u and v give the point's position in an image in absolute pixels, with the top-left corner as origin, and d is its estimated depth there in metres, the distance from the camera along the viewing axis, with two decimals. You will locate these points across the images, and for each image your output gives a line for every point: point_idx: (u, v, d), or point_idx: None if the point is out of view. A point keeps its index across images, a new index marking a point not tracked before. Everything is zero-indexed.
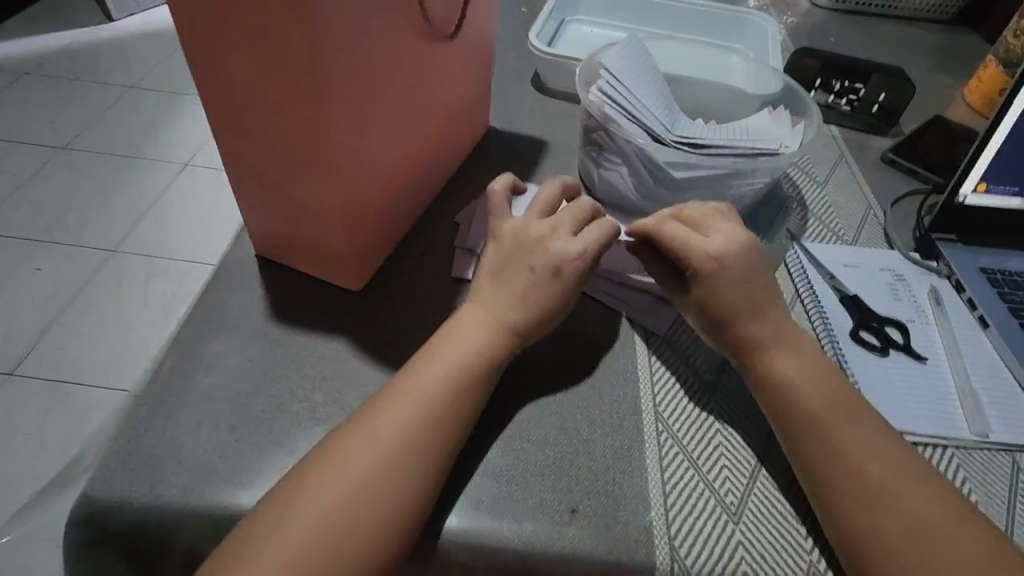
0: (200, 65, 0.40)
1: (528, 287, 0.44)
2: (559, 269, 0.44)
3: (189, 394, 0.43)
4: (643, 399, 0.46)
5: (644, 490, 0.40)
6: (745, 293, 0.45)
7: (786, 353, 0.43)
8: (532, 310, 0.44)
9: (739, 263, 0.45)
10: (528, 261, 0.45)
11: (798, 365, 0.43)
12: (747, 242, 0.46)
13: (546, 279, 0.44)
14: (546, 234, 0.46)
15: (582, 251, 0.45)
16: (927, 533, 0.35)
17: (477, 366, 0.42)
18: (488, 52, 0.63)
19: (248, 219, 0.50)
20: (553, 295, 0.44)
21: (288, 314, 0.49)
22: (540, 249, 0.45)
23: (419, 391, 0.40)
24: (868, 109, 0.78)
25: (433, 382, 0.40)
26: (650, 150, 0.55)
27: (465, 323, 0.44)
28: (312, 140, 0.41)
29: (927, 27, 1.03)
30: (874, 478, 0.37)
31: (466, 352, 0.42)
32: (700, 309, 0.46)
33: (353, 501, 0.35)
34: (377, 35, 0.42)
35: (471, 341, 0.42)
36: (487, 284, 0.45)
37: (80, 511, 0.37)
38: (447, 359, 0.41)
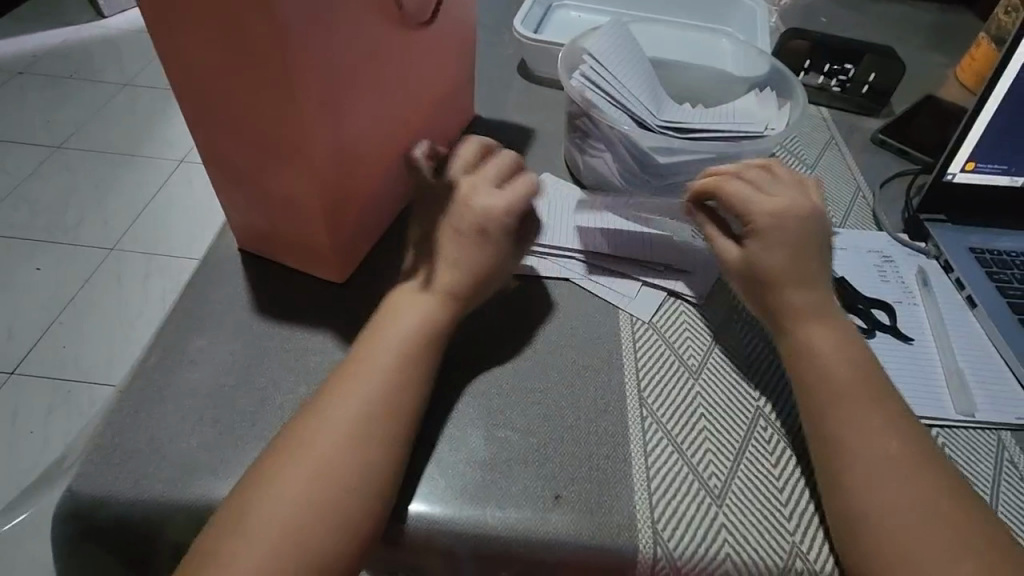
0: (169, 57, 0.40)
1: (460, 250, 0.45)
2: (484, 226, 0.45)
3: (173, 389, 0.43)
4: (627, 385, 0.46)
5: (628, 475, 0.41)
6: (796, 259, 0.46)
7: (822, 327, 0.44)
8: (467, 274, 0.45)
9: (791, 224, 0.47)
10: (453, 224, 0.46)
11: (834, 344, 0.43)
12: (801, 206, 0.48)
13: (473, 237, 0.45)
14: (468, 192, 0.47)
15: (504, 206, 0.46)
16: (917, 520, 0.36)
17: (428, 333, 0.42)
18: (469, 39, 0.62)
19: (230, 214, 0.50)
20: (485, 253, 0.45)
21: (273, 307, 0.49)
22: (462, 209, 0.46)
23: (377, 365, 0.40)
24: (858, 90, 0.78)
25: (389, 355, 0.40)
26: (635, 136, 0.55)
27: (407, 296, 0.44)
28: (286, 131, 0.41)
29: (921, 6, 1.02)
30: (873, 462, 0.38)
31: (415, 320, 0.42)
32: (748, 268, 0.47)
33: (334, 491, 0.35)
34: (350, 25, 0.41)
35: (416, 309, 0.43)
36: (426, 257, 0.46)
37: (67, 507, 0.38)
38: (396, 328, 0.42)
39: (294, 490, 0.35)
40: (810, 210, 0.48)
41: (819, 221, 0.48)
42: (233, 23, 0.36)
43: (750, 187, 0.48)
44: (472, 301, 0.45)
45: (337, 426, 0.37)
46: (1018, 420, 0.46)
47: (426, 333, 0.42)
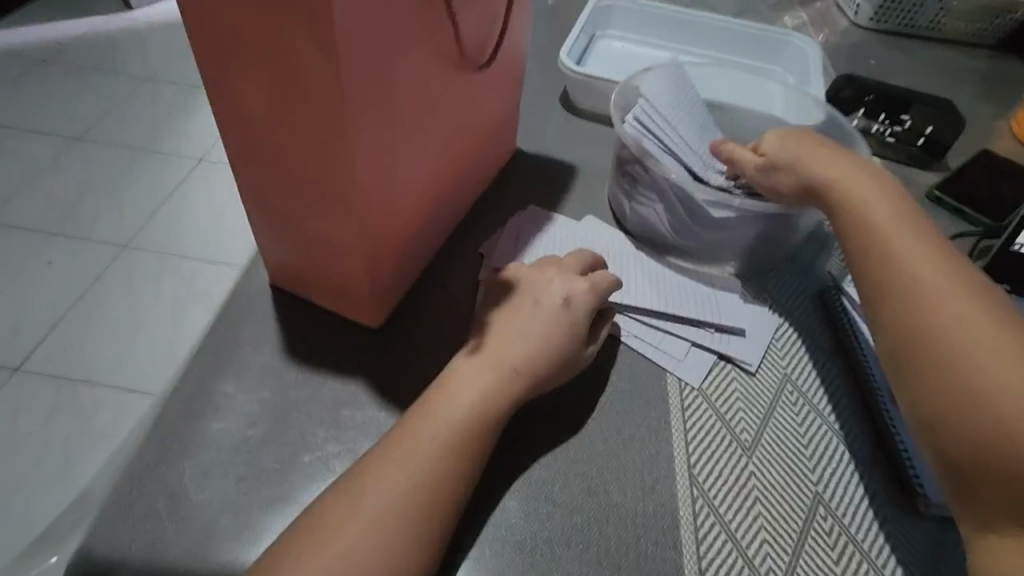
0: (217, 89, 0.38)
1: (531, 323, 0.44)
2: (568, 301, 0.45)
3: (195, 438, 0.40)
4: (676, 459, 0.43)
5: (678, 566, 0.38)
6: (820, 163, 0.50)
7: (863, 187, 0.48)
8: (547, 350, 0.43)
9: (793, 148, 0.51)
10: (534, 295, 0.45)
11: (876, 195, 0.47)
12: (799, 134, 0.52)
13: (556, 312, 0.44)
14: (547, 268, 0.47)
15: (589, 287, 0.46)
16: (960, 331, 0.39)
17: (489, 410, 0.40)
18: (518, 71, 0.59)
19: (263, 248, 0.47)
20: (559, 325, 0.44)
21: (304, 351, 0.46)
22: (545, 284, 0.46)
23: (422, 443, 0.37)
24: (912, 140, 0.74)
25: (439, 430, 0.38)
26: (690, 189, 0.52)
27: (469, 365, 0.42)
28: (332, 174, 0.39)
29: (971, 52, 0.99)
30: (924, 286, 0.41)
31: (481, 389, 0.40)
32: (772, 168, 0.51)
33: (359, 573, 0.33)
34: (408, 69, 0.40)
35: (476, 380, 0.41)
36: (500, 328, 0.44)
37: (76, 567, 0.35)
38: (450, 406, 0.39)
39: (319, 570, 0.33)
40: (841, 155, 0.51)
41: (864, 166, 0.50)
42: (287, 65, 0.34)
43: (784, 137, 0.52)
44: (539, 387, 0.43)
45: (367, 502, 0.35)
46: None
47: (483, 412, 0.39)
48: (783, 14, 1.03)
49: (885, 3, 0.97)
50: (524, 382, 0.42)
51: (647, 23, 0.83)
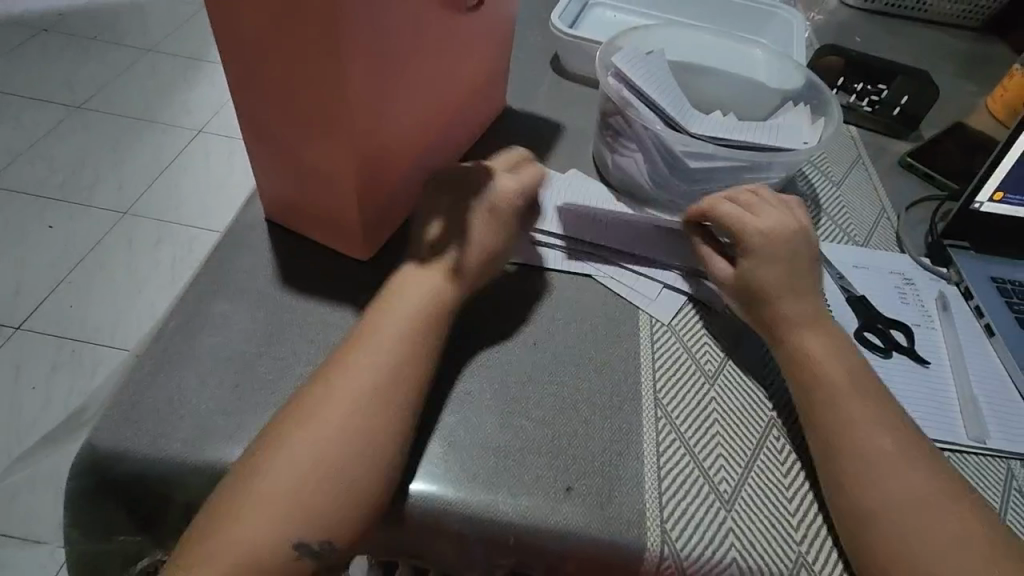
0: (221, 19, 0.40)
1: (477, 226, 0.47)
2: (494, 203, 0.48)
3: (194, 351, 0.43)
4: (643, 385, 0.46)
5: (639, 473, 0.41)
6: (784, 274, 0.46)
7: (817, 337, 0.44)
8: None
9: (781, 243, 0.47)
10: None
11: (825, 349, 0.44)
12: (794, 229, 0.48)
13: None
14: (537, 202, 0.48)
15: None
16: (881, 470, 0.38)
17: (435, 312, 0.43)
18: (509, 28, 0.62)
19: (260, 181, 0.50)
20: (496, 227, 0.48)
21: (297, 279, 0.49)
22: None
23: (375, 345, 0.41)
24: (888, 112, 0.78)
25: (388, 331, 0.41)
26: (667, 137, 0.55)
27: (416, 272, 0.46)
28: (327, 104, 0.41)
29: (954, 33, 1.02)
30: (864, 444, 0.39)
31: (425, 296, 0.44)
32: (738, 284, 0.47)
33: (330, 458, 0.36)
34: (406, 9, 0.42)
35: (422, 284, 0.45)
36: (477, 254, 0.46)
37: (84, 462, 0.38)
38: (394, 313, 0.42)
39: (298, 455, 0.36)
40: (796, 228, 0.48)
41: (809, 242, 0.48)
42: None
43: (745, 208, 0.48)
44: None
45: (332, 394, 0.38)
46: None
47: (427, 317, 0.43)
48: None
49: None
50: None
51: None
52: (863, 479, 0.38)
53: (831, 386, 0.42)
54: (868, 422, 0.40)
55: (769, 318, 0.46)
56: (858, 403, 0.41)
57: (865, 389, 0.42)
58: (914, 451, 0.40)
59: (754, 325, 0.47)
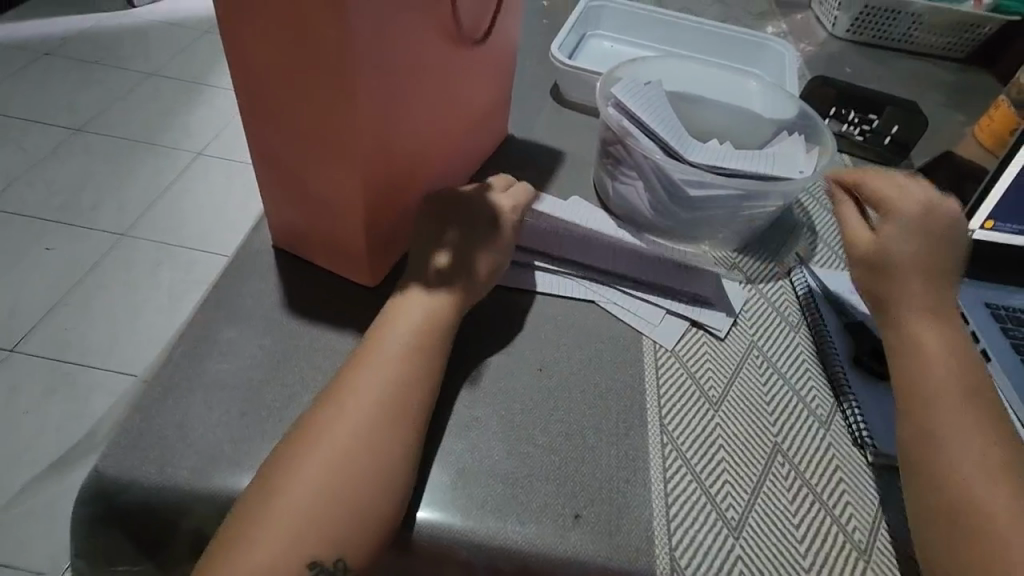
0: (235, 45, 0.41)
1: (467, 239, 0.49)
2: (495, 217, 0.50)
3: (201, 378, 0.43)
4: (648, 411, 0.46)
5: (646, 500, 0.41)
6: (931, 261, 0.48)
7: (938, 334, 0.45)
8: (478, 261, 0.48)
9: (918, 226, 0.49)
10: (466, 214, 0.50)
11: (950, 350, 0.45)
12: (937, 214, 0.50)
13: (483, 229, 0.49)
14: (479, 190, 0.52)
15: (513, 205, 0.51)
16: (971, 477, 0.38)
17: (433, 334, 0.43)
18: (512, 59, 0.63)
19: (268, 209, 0.51)
20: (492, 243, 0.49)
21: (303, 305, 0.49)
22: (476, 203, 0.51)
23: (394, 377, 0.40)
24: (879, 141, 0.79)
25: (390, 353, 0.41)
26: (667, 166, 0.56)
27: (411, 295, 0.45)
28: (337, 130, 0.42)
29: (941, 64, 1.04)
30: (960, 455, 0.39)
31: (421, 315, 0.44)
32: (870, 258, 0.49)
33: (356, 488, 0.36)
34: (412, 39, 0.43)
35: (417, 311, 0.44)
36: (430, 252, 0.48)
37: (91, 489, 0.38)
38: (396, 340, 0.42)
39: (309, 481, 0.35)
40: (948, 219, 0.50)
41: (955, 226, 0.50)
42: (301, 22, 0.37)
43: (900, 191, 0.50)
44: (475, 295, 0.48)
45: (350, 420, 0.38)
46: None
47: (423, 333, 0.43)
48: (766, 22, 1.08)
49: (860, 15, 1.03)
50: (460, 297, 0.46)
51: (636, 24, 0.88)
52: (943, 474, 0.39)
53: (930, 381, 0.43)
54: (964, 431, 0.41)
55: (891, 305, 0.47)
56: (958, 400, 0.42)
57: (974, 398, 0.42)
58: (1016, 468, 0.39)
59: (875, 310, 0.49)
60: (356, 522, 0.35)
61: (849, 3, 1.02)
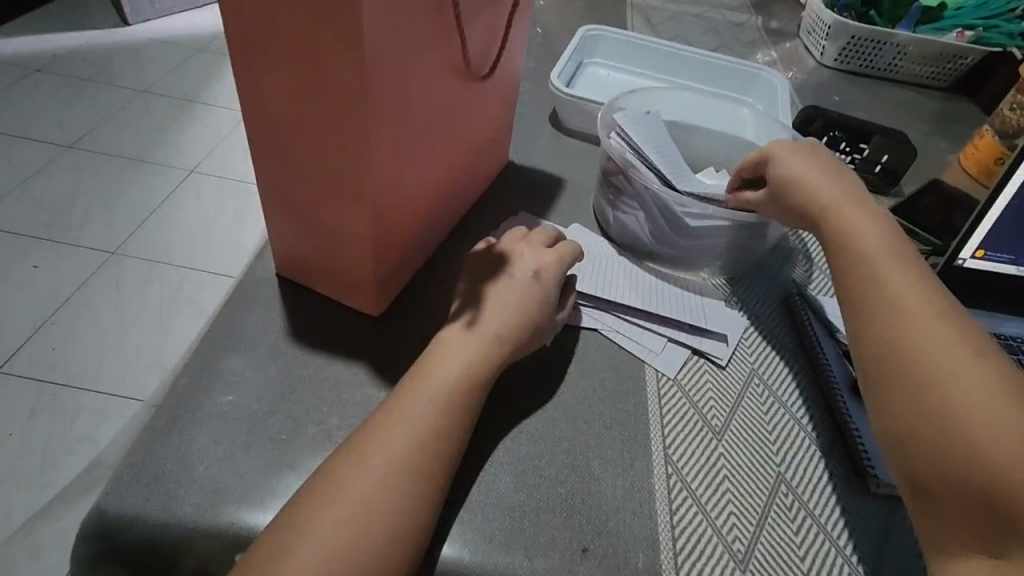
0: (245, 82, 0.41)
1: (508, 294, 0.48)
2: (537, 273, 0.49)
3: (205, 409, 0.43)
4: (653, 442, 0.46)
5: (653, 532, 0.41)
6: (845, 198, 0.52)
7: (884, 259, 0.46)
8: (515, 315, 0.47)
9: (821, 176, 0.54)
10: (507, 270, 0.49)
11: (902, 274, 0.45)
12: (818, 164, 0.55)
13: (525, 284, 0.48)
14: (520, 247, 0.51)
15: (556, 260, 0.51)
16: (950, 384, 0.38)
17: (471, 379, 0.43)
18: (514, 89, 0.64)
19: (273, 238, 0.50)
20: (535, 299, 0.48)
21: (307, 334, 0.49)
22: (517, 259, 0.50)
23: (425, 423, 0.40)
24: (870, 168, 0.81)
25: (431, 398, 0.41)
26: (668, 198, 0.57)
27: (454, 337, 0.45)
28: (348, 166, 0.42)
29: (925, 93, 1.07)
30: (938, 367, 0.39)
31: (461, 362, 0.43)
32: (804, 206, 0.53)
33: (377, 534, 0.36)
34: (423, 77, 0.44)
35: (458, 354, 0.44)
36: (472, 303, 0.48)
37: (92, 526, 0.37)
38: (434, 384, 0.42)
39: (328, 524, 0.35)
40: (821, 163, 0.55)
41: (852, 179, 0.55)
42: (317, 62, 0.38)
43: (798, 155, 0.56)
44: (517, 349, 0.47)
45: (377, 464, 0.38)
46: None
47: (463, 382, 0.43)
48: (756, 51, 1.11)
49: (847, 45, 1.06)
50: (501, 350, 0.46)
51: (631, 53, 0.89)
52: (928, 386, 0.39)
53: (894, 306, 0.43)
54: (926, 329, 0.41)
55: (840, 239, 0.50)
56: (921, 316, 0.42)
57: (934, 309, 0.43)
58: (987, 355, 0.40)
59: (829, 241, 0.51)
60: (371, 563, 0.35)
61: (836, 34, 1.05)
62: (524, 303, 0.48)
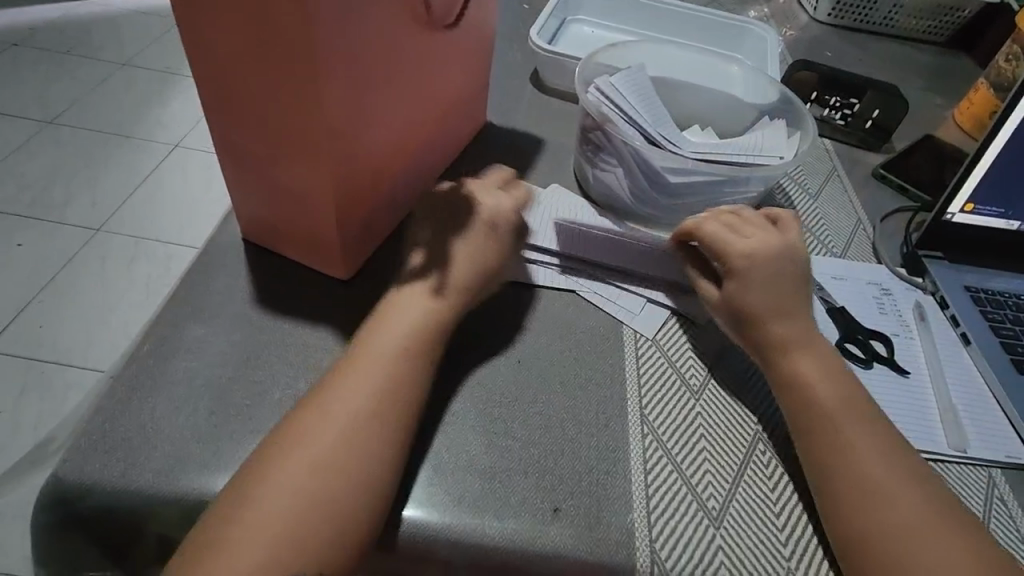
0: (194, 37, 0.39)
1: (468, 241, 0.47)
2: (495, 221, 0.47)
3: (168, 377, 0.42)
4: (629, 402, 0.46)
5: (627, 492, 0.40)
6: (776, 295, 0.46)
7: (805, 356, 0.44)
8: (478, 267, 0.46)
9: (768, 263, 0.47)
10: (463, 216, 0.47)
11: (817, 369, 0.44)
12: (778, 247, 0.48)
13: (485, 232, 0.47)
14: (476, 192, 0.49)
15: (510, 207, 0.49)
16: (875, 494, 0.38)
17: (430, 329, 0.42)
18: (488, 45, 0.62)
19: (235, 202, 0.49)
20: (494, 244, 0.47)
21: (274, 299, 0.48)
22: (469, 204, 0.48)
23: (371, 376, 0.39)
24: (860, 125, 0.79)
25: (389, 351, 0.40)
26: (648, 153, 0.55)
27: (412, 289, 0.44)
28: (305, 126, 0.41)
29: (921, 48, 1.04)
30: (871, 475, 0.39)
31: (421, 313, 0.42)
32: (728, 308, 0.47)
33: (326, 491, 0.35)
34: (382, 28, 0.41)
35: (411, 309, 0.43)
36: (432, 252, 0.47)
37: (51, 495, 0.36)
38: (389, 337, 0.41)
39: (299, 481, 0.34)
40: (778, 246, 0.48)
41: (800, 259, 0.49)
42: (265, 19, 0.36)
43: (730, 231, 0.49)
44: (477, 295, 0.47)
45: (342, 423, 0.37)
46: (1009, 458, 0.47)
47: (427, 335, 0.42)
48: (748, 7, 1.07)
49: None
50: (460, 297, 0.45)
51: (616, 7, 0.86)
52: (857, 503, 0.38)
53: (822, 406, 0.42)
54: (860, 437, 0.40)
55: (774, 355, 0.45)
56: (846, 414, 0.42)
57: (859, 407, 0.42)
58: (906, 466, 0.40)
59: (746, 347, 0.47)
60: (341, 524, 0.34)
61: None
62: (483, 255, 0.47)
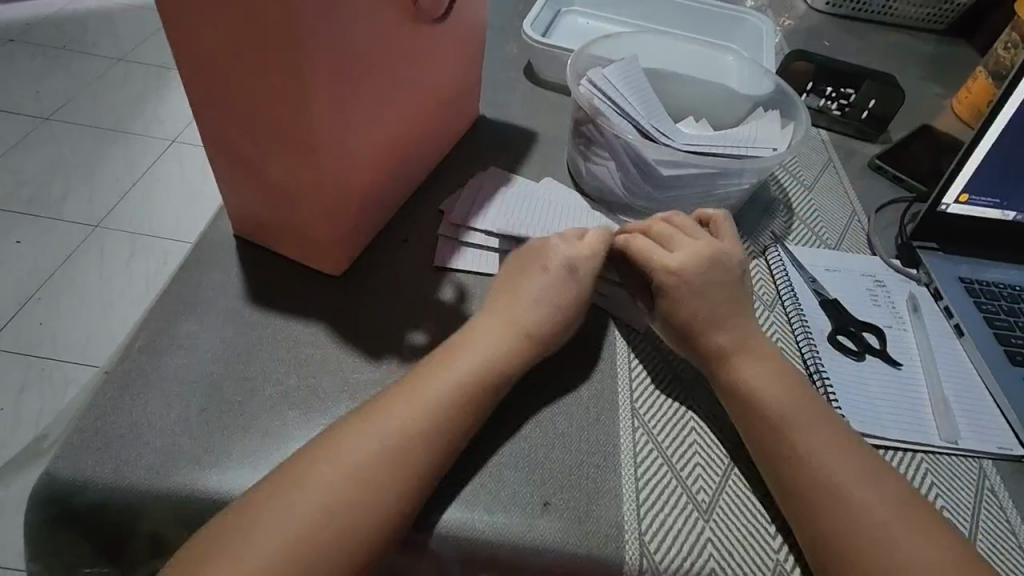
0: (181, 36, 0.39)
1: (539, 288, 0.46)
2: (573, 266, 0.47)
3: (160, 373, 0.42)
4: (620, 395, 0.46)
5: (617, 486, 0.40)
6: (704, 305, 0.46)
7: (752, 364, 0.44)
8: (548, 313, 0.45)
9: (696, 274, 0.47)
10: (540, 264, 0.47)
11: (765, 373, 0.44)
12: (704, 255, 0.48)
13: (557, 278, 0.46)
14: (550, 242, 0.48)
15: (591, 254, 0.48)
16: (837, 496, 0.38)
17: (497, 370, 0.42)
18: (480, 38, 0.61)
19: (227, 198, 0.49)
20: (568, 292, 0.46)
21: (266, 296, 0.48)
22: (547, 253, 0.48)
23: (404, 397, 0.39)
24: (857, 115, 0.79)
25: (446, 387, 0.40)
26: (638, 146, 0.54)
27: (483, 327, 0.44)
28: (291, 123, 0.41)
29: (920, 36, 1.03)
30: (824, 480, 0.38)
31: (490, 351, 0.42)
32: (667, 324, 0.47)
33: (333, 492, 0.34)
34: (372, 26, 0.42)
35: (488, 343, 0.43)
36: (498, 301, 0.46)
37: (43, 492, 0.37)
38: (453, 371, 0.41)
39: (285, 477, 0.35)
40: (711, 254, 0.48)
41: (737, 265, 0.49)
42: (249, 18, 0.36)
43: (654, 242, 0.48)
44: (554, 344, 0.46)
45: None
46: (1001, 449, 0.47)
47: (486, 375, 0.41)
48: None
49: None
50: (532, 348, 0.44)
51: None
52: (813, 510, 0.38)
53: (768, 410, 0.42)
54: (808, 437, 0.40)
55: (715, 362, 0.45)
56: (797, 418, 0.41)
57: (808, 409, 0.42)
58: (864, 466, 0.40)
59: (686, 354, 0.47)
60: (326, 524, 0.34)
61: None
62: (566, 306, 0.46)
